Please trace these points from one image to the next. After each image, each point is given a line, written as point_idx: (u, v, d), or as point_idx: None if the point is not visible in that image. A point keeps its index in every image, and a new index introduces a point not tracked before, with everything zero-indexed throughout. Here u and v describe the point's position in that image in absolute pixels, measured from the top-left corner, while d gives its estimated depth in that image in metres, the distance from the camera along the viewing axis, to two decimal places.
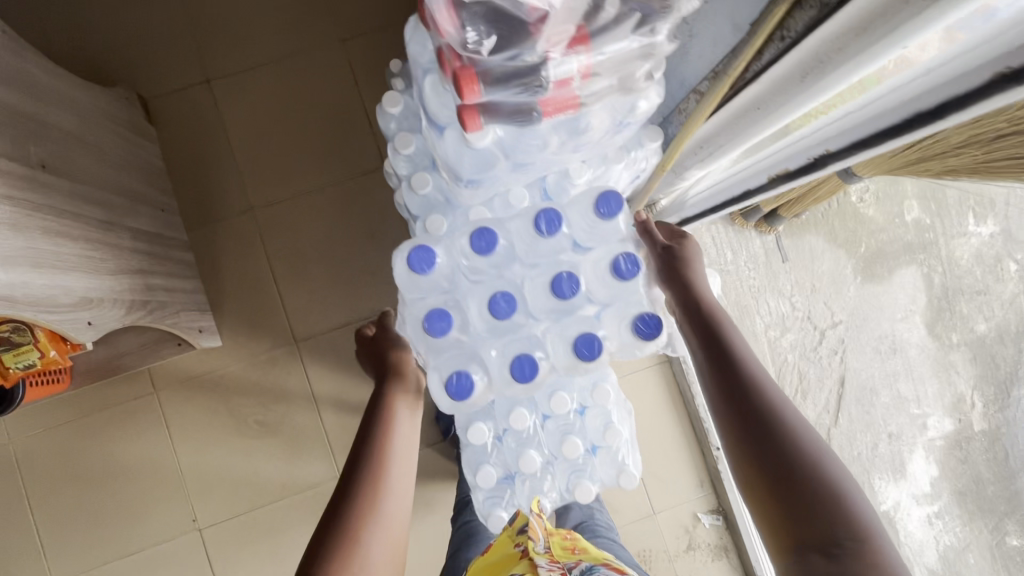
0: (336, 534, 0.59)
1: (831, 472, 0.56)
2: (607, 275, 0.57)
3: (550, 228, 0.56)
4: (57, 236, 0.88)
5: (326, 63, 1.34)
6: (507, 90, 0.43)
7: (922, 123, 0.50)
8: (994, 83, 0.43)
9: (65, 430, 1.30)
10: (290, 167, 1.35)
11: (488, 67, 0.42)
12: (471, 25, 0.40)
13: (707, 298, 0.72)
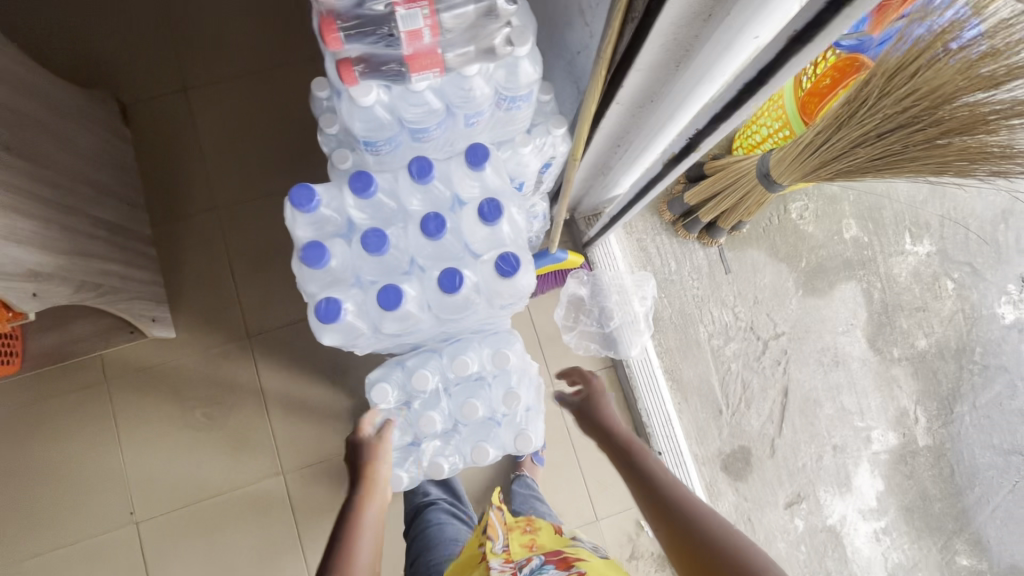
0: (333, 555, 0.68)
1: (762, 560, 0.66)
2: (478, 224, 0.64)
3: (422, 175, 0.62)
4: (15, 211, 0.94)
5: (297, 76, 1.45)
6: (367, 40, 0.53)
7: (752, 91, 0.64)
8: (788, 44, 0.55)
9: (13, 415, 1.32)
10: (256, 170, 1.42)
11: (347, 17, 0.51)
12: None
13: (619, 428, 0.89)
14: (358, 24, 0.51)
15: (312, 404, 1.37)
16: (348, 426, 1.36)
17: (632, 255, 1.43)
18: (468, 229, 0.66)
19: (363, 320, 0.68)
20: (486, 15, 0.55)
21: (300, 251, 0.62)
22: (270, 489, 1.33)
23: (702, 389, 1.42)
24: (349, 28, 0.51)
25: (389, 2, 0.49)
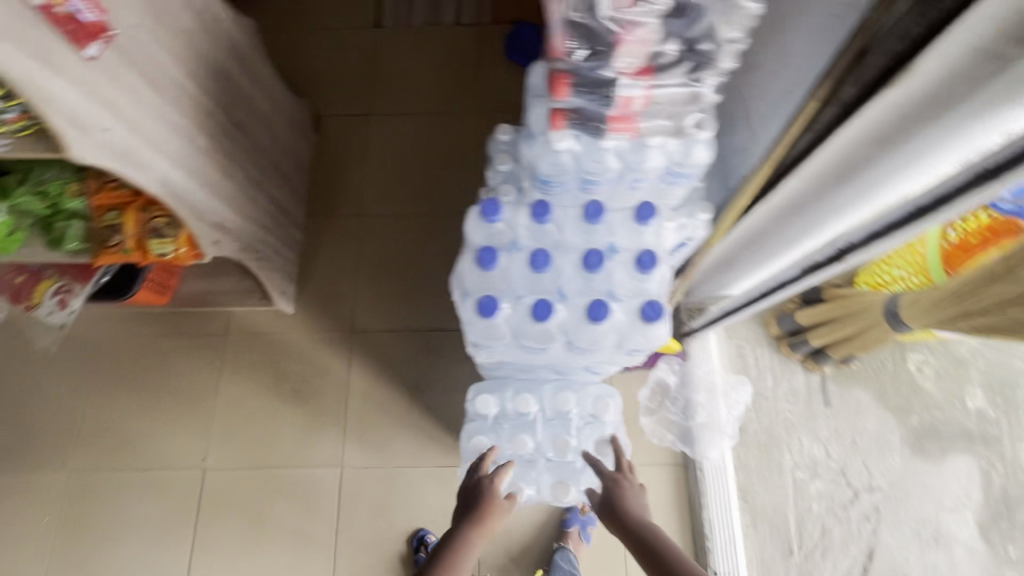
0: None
1: None
2: (630, 269, 0.75)
3: (594, 217, 0.73)
4: (223, 173, 1.15)
5: (461, 126, 1.68)
6: (587, 96, 0.61)
7: (916, 217, 0.65)
8: (971, 178, 0.56)
9: (140, 341, 1.49)
10: (404, 191, 1.62)
11: (577, 75, 0.60)
12: (575, 41, 0.57)
13: (655, 529, 0.80)
14: (584, 84, 0.60)
15: (386, 410, 1.44)
16: (413, 440, 1.41)
17: (728, 357, 1.41)
18: (620, 272, 0.76)
19: (508, 325, 0.78)
20: (691, 99, 0.63)
21: (479, 254, 0.73)
22: (327, 478, 1.38)
23: (775, 520, 1.31)
24: (576, 86, 0.60)
25: (617, 73, 0.58)
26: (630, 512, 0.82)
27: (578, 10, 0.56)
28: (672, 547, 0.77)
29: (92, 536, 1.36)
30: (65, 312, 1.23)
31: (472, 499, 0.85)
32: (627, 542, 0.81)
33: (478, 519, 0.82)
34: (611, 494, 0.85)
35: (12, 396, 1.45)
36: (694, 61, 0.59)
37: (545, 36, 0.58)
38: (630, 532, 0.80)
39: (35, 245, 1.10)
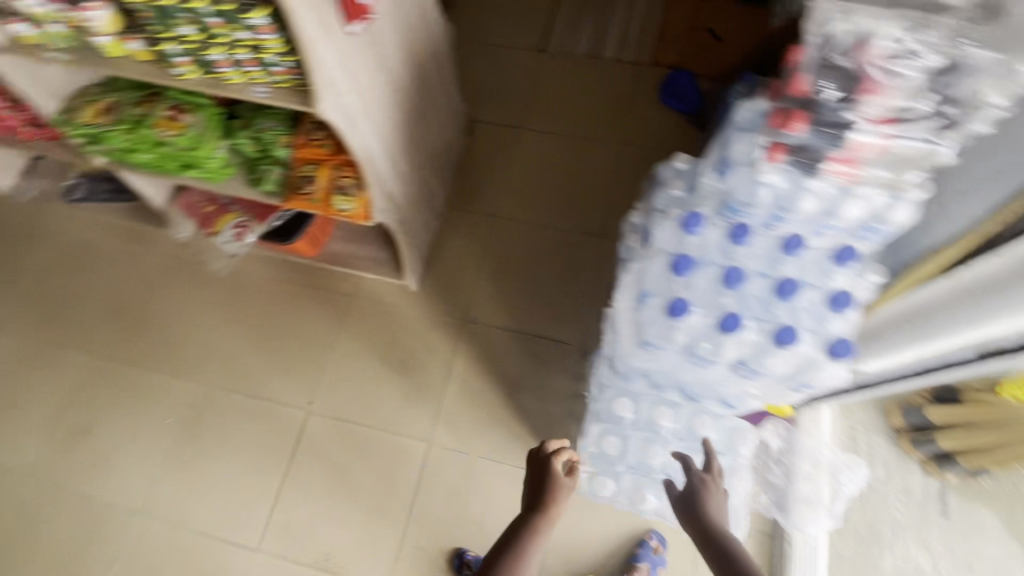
0: (510, 539, 0.90)
1: None
2: (820, 306, 0.84)
3: (791, 250, 0.82)
4: (403, 151, 1.28)
5: (604, 153, 1.76)
6: (819, 132, 0.71)
7: None
8: None
9: (277, 284, 1.64)
10: (539, 203, 1.70)
11: (814, 115, 0.70)
12: (826, 83, 0.68)
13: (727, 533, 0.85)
14: (820, 121, 0.70)
15: (481, 401, 1.49)
16: (500, 436, 1.45)
17: (839, 436, 1.34)
18: (805, 306, 0.84)
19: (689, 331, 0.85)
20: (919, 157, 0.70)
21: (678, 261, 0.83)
22: (414, 450, 1.45)
23: None
24: (813, 124, 0.70)
25: (859, 115, 0.68)
26: (708, 513, 0.87)
27: (840, 57, 0.68)
28: (742, 554, 0.82)
29: (202, 445, 1.50)
30: (240, 243, 1.43)
31: (545, 479, 0.95)
32: (698, 538, 0.87)
33: (545, 503, 0.92)
34: (691, 489, 0.90)
35: (165, 307, 1.64)
36: (936, 121, 0.68)
37: (796, 75, 0.70)
38: (704, 530, 0.86)
39: (240, 181, 1.30)
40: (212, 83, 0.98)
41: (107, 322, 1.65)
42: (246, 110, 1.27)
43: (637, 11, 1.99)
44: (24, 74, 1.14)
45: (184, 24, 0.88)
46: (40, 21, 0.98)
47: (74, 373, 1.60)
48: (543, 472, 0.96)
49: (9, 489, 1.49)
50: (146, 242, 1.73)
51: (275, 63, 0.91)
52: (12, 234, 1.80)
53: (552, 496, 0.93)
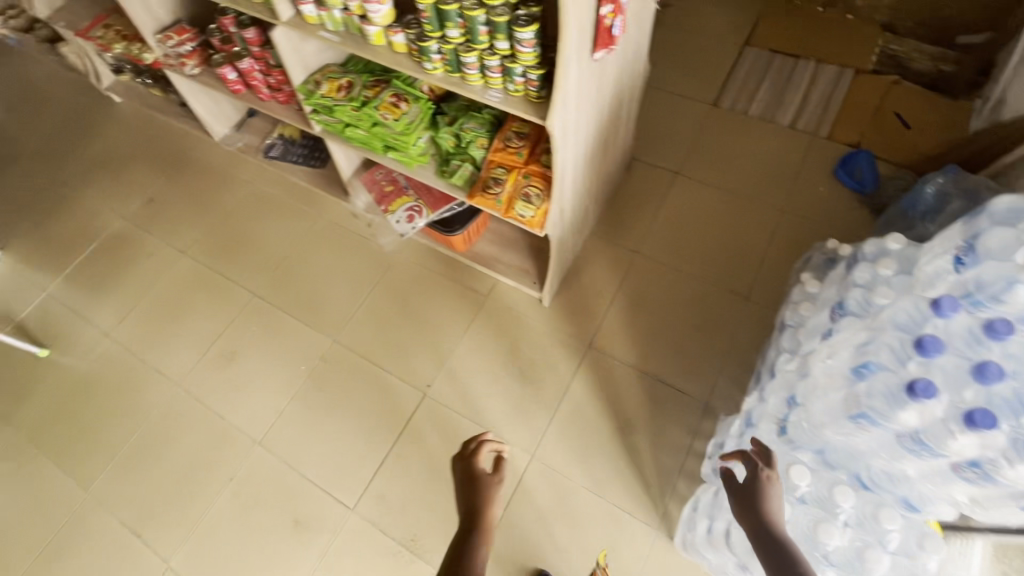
0: (459, 544, 0.86)
1: None
2: None
3: None
4: (585, 174, 1.33)
5: (762, 215, 1.73)
6: None
7: None
8: None
9: (422, 270, 1.74)
10: (685, 249, 1.70)
11: None
12: None
13: (782, 530, 0.79)
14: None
15: (591, 429, 1.48)
16: (604, 470, 1.43)
17: None
18: None
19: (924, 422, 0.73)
20: None
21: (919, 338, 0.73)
22: (515, 459, 1.46)
23: None
24: None
25: None
26: (762, 505, 0.82)
27: None
28: (801, 557, 0.75)
29: (324, 399, 1.60)
30: (409, 226, 1.53)
31: (475, 482, 0.94)
32: (748, 526, 0.81)
33: (479, 506, 0.90)
34: (748, 477, 0.86)
35: (320, 267, 1.80)
36: None
37: None
38: (760, 524, 0.80)
39: (431, 169, 1.41)
40: (457, 81, 1.09)
41: (269, 267, 1.83)
42: (453, 108, 1.38)
43: (821, 82, 1.96)
44: (289, 49, 1.31)
45: (454, 26, 0.99)
46: (326, 5, 1.14)
47: (232, 304, 1.78)
48: (470, 473, 0.96)
49: (156, 391, 1.67)
50: (317, 205, 1.91)
51: (521, 74, 0.99)
52: (209, 174, 2.06)
53: (487, 493, 0.93)
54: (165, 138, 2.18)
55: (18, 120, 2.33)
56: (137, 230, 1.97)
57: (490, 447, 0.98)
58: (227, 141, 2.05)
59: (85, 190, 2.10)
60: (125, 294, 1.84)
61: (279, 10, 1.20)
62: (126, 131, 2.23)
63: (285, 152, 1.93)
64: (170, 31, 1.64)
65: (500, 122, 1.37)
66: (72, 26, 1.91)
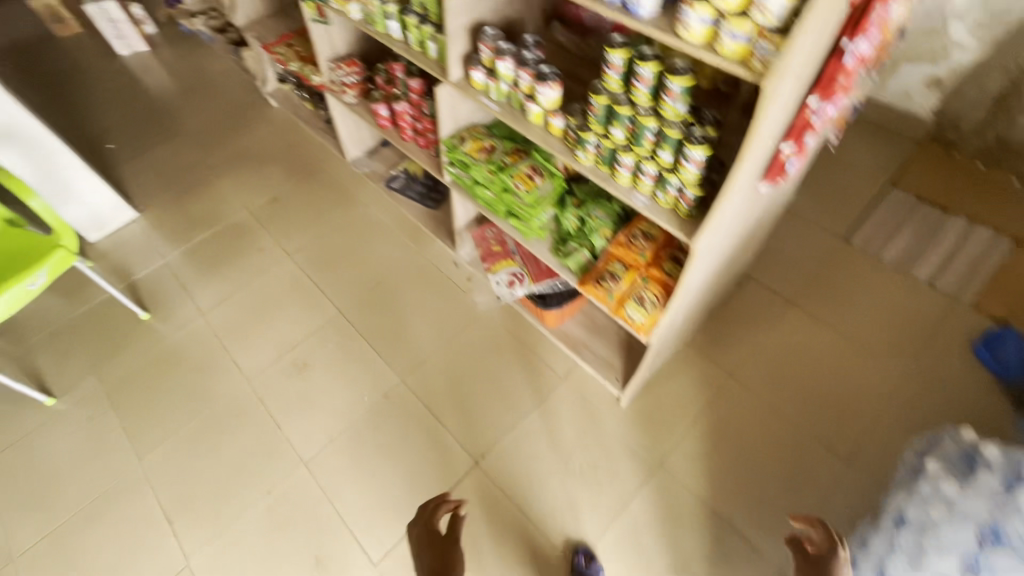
0: None
1: None
2: None
3: None
4: (705, 289, 1.26)
5: (880, 372, 1.57)
6: None
7: None
8: None
9: (505, 333, 1.72)
10: (785, 386, 1.56)
11: None
12: None
13: None
14: None
15: (643, 558, 1.34)
16: None
17: None
18: None
19: None
20: None
21: None
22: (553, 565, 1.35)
23: None
24: None
25: None
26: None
27: None
28: None
29: (377, 437, 1.57)
30: (507, 290, 1.52)
31: (430, 544, 1.04)
32: None
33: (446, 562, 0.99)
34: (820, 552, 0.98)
35: (408, 303, 1.82)
36: None
37: None
38: None
39: (546, 244, 1.40)
40: (605, 175, 1.08)
41: (360, 290, 1.87)
42: (583, 191, 1.37)
43: (972, 244, 1.80)
44: (447, 104, 1.37)
45: (620, 127, 0.98)
46: (497, 77, 1.18)
47: (317, 316, 1.82)
48: (428, 533, 1.06)
49: (227, 381, 1.71)
50: (421, 244, 1.96)
51: (676, 186, 0.97)
52: (332, 189, 2.18)
53: (449, 549, 1.02)
54: (303, 147, 2.36)
55: (189, 103, 2.62)
56: (256, 224, 2.11)
57: (446, 507, 1.09)
58: (357, 163, 2.18)
59: (223, 177, 2.29)
60: (229, 281, 1.96)
61: (451, 70, 1.27)
62: (272, 133, 2.43)
63: (404, 186, 2.03)
64: (342, 61, 1.78)
65: (627, 215, 1.34)
66: (261, 38, 2.14)
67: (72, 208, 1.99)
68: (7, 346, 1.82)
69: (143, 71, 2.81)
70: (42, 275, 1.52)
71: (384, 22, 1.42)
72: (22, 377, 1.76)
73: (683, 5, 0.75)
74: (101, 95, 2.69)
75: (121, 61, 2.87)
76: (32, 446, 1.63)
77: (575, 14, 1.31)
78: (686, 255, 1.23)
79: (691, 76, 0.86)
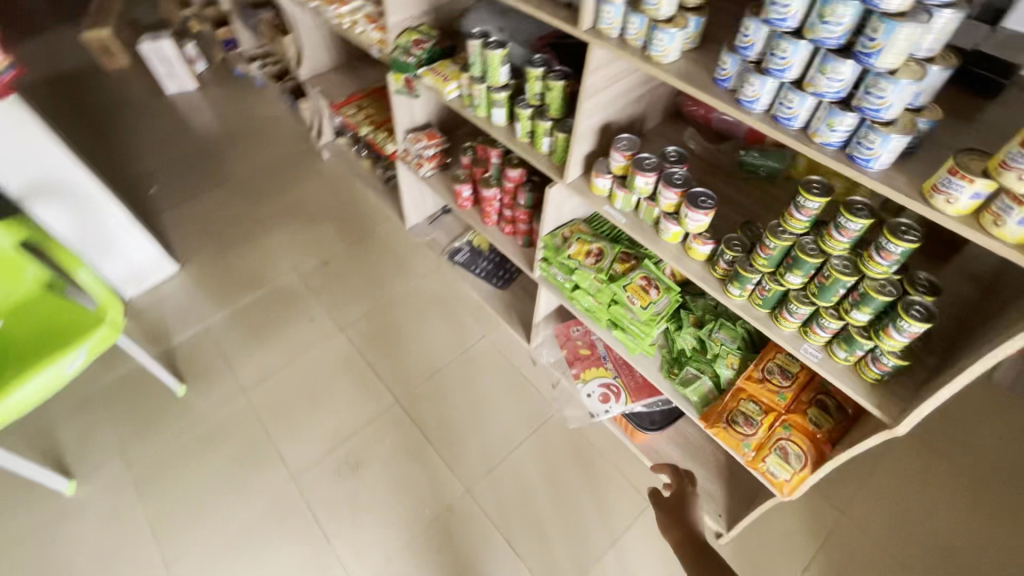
0: None
1: None
2: None
3: None
4: None
5: (1011, 520, 1.41)
6: None
7: None
8: None
9: (582, 440, 1.55)
10: (910, 531, 1.38)
11: None
12: None
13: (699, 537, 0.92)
14: None
15: None
16: None
17: None
18: None
19: None
20: None
21: None
22: None
23: None
24: None
25: None
26: (683, 517, 0.97)
27: None
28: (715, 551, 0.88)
29: (442, 562, 1.38)
30: (600, 405, 1.41)
31: None
32: (670, 531, 0.96)
33: None
34: (673, 492, 1.02)
35: (473, 397, 1.65)
36: None
37: None
38: (679, 531, 0.94)
39: (654, 362, 1.25)
40: (762, 315, 0.95)
41: (418, 377, 1.71)
42: (700, 306, 1.24)
43: None
44: (555, 204, 1.23)
45: (799, 274, 0.85)
46: (629, 188, 1.05)
47: (373, 405, 1.65)
48: None
49: (270, 478, 1.53)
50: (484, 325, 1.82)
51: (868, 349, 0.83)
52: (387, 255, 2.05)
53: None
54: (356, 206, 2.23)
55: (237, 148, 2.51)
56: (307, 290, 1.96)
57: None
58: (416, 231, 2.07)
59: (272, 233, 2.16)
60: (273, 355, 1.79)
61: (569, 171, 1.14)
62: (324, 188, 2.31)
63: (471, 262, 1.92)
64: (421, 133, 1.64)
65: (752, 339, 1.20)
66: (327, 95, 2.05)
67: (113, 265, 1.84)
68: (28, 418, 1.64)
69: (190, 111, 2.72)
70: (81, 354, 1.36)
71: (488, 107, 1.29)
72: (40, 457, 1.57)
73: (952, 174, 0.61)
74: (146, 135, 2.59)
75: (168, 99, 2.78)
76: (46, 545, 1.43)
77: (705, 117, 1.19)
78: (833, 399, 1.06)
79: (919, 242, 0.72)
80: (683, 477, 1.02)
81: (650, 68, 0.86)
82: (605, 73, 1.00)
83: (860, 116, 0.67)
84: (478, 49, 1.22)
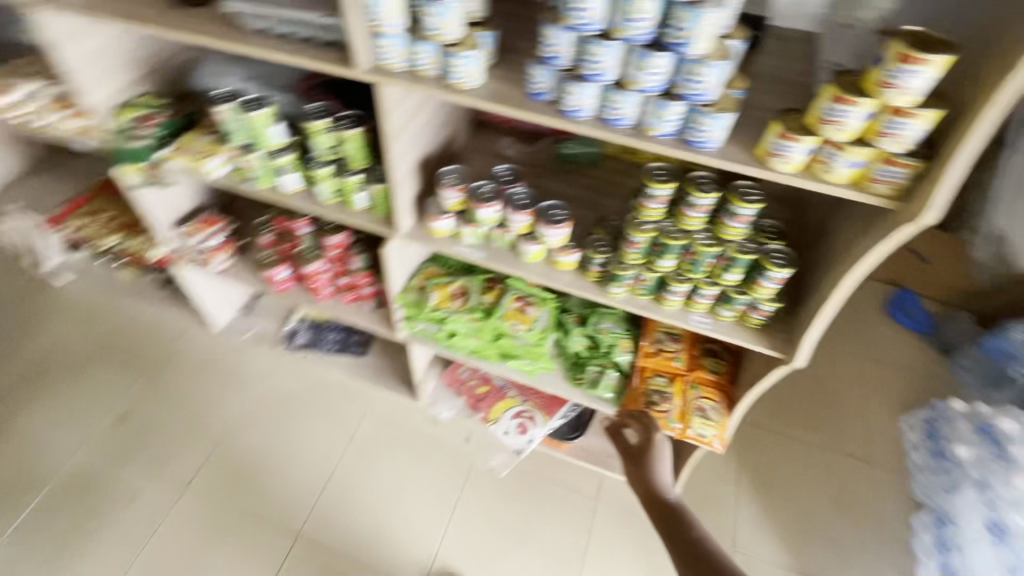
0: None
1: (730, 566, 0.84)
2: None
3: None
4: None
5: (842, 366, 1.74)
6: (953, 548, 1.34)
7: None
8: None
9: (512, 474, 1.47)
10: (789, 411, 1.63)
11: None
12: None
13: (661, 481, 1.02)
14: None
15: None
16: None
17: None
18: None
19: None
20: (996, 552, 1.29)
21: None
22: None
23: None
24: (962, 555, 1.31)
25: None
26: (649, 466, 1.03)
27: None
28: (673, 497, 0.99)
29: None
30: (523, 438, 1.35)
31: None
32: (636, 480, 1.04)
33: None
34: (638, 439, 1.08)
35: (383, 486, 1.45)
36: None
37: None
38: (644, 476, 1.03)
39: (558, 375, 1.21)
40: (646, 302, 0.96)
41: (308, 496, 1.43)
42: (577, 305, 1.23)
43: None
44: (398, 259, 1.08)
45: (670, 257, 0.86)
46: (475, 222, 0.96)
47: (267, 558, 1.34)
48: None
49: None
50: (360, 403, 1.60)
51: (745, 302, 0.88)
52: (208, 371, 1.66)
53: None
54: (139, 327, 1.76)
55: None
56: (113, 461, 1.49)
57: None
58: (231, 329, 1.68)
59: (23, 407, 1.58)
60: (99, 565, 1.33)
61: (401, 221, 0.99)
62: (81, 320, 1.77)
63: (316, 337, 1.63)
64: (195, 221, 1.31)
65: (632, 317, 1.23)
66: (35, 209, 1.53)
67: None
68: None
69: None
70: None
71: (272, 177, 1.06)
72: None
73: (782, 138, 0.64)
74: None
75: None
76: None
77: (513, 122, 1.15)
78: (719, 345, 1.15)
79: (762, 200, 0.77)
80: (649, 426, 1.06)
81: (457, 97, 0.76)
82: (404, 109, 0.87)
83: (686, 103, 0.66)
84: (234, 113, 0.98)
